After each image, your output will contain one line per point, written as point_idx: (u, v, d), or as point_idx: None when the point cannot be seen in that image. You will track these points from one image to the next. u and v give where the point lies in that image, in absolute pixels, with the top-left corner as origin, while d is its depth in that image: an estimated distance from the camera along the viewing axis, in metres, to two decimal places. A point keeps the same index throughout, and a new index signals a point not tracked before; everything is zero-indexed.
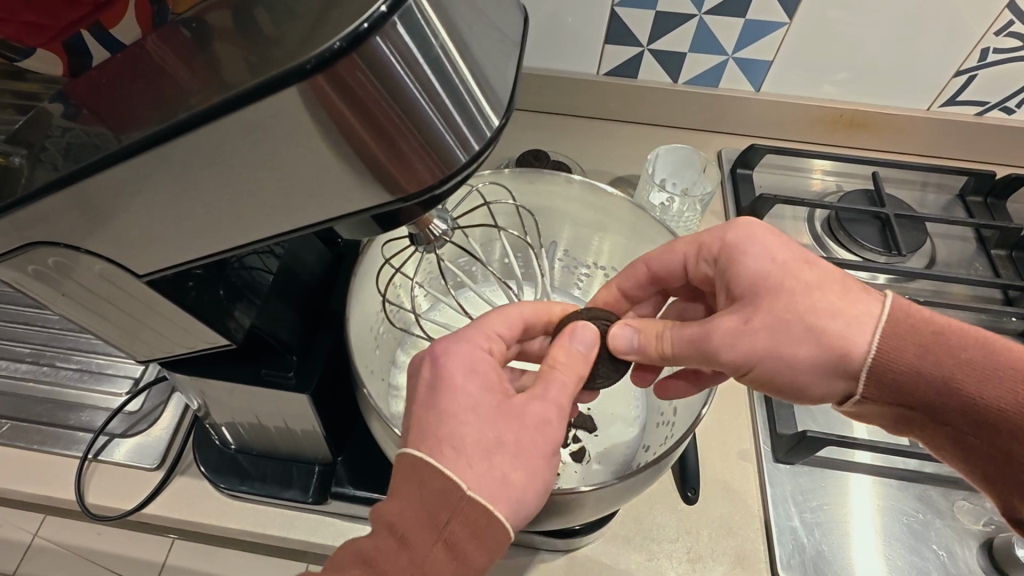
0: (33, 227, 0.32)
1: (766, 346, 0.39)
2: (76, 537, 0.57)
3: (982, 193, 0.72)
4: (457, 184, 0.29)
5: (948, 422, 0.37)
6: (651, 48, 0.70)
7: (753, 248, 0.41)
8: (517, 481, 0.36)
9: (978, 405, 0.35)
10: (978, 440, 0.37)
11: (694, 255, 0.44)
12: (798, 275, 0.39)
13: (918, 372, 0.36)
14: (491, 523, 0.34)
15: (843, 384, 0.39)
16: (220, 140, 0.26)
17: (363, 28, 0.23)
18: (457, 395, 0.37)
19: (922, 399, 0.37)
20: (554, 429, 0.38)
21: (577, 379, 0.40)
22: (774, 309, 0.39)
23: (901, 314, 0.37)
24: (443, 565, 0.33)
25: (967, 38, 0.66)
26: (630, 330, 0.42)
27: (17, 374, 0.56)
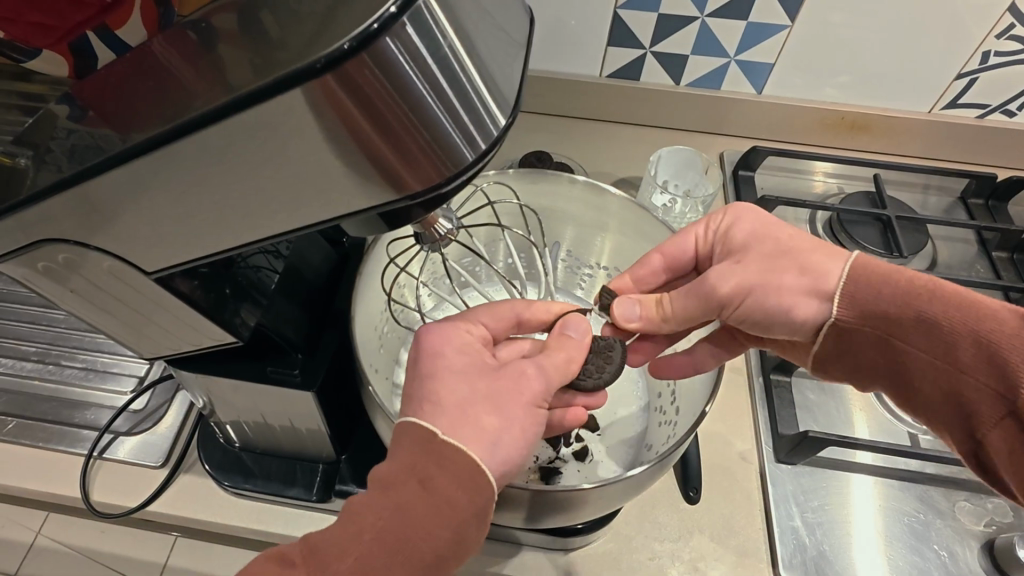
0: (42, 225, 0.32)
1: (757, 279, 0.42)
2: (80, 536, 0.57)
3: (983, 195, 0.72)
4: (463, 182, 0.29)
5: (907, 339, 0.38)
6: (654, 51, 0.70)
7: (745, 218, 0.44)
8: (490, 424, 0.35)
9: (931, 314, 0.37)
10: (931, 365, 0.38)
11: (699, 235, 0.46)
12: (783, 231, 0.43)
13: (879, 287, 0.39)
14: (465, 461, 0.34)
15: (819, 309, 0.41)
16: (229, 138, 0.26)
17: (372, 28, 0.24)
18: (439, 357, 0.38)
19: (881, 314, 0.39)
20: (532, 383, 0.38)
21: (565, 355, 0.40)
22: (766, 252, 0.42)
23: (866, 257, 0.41)
24: (419, 505, 0.33)
25: (968, 41, 0.66)
26: (631, 301, 0.44)
27: (23, 372, 0.57)
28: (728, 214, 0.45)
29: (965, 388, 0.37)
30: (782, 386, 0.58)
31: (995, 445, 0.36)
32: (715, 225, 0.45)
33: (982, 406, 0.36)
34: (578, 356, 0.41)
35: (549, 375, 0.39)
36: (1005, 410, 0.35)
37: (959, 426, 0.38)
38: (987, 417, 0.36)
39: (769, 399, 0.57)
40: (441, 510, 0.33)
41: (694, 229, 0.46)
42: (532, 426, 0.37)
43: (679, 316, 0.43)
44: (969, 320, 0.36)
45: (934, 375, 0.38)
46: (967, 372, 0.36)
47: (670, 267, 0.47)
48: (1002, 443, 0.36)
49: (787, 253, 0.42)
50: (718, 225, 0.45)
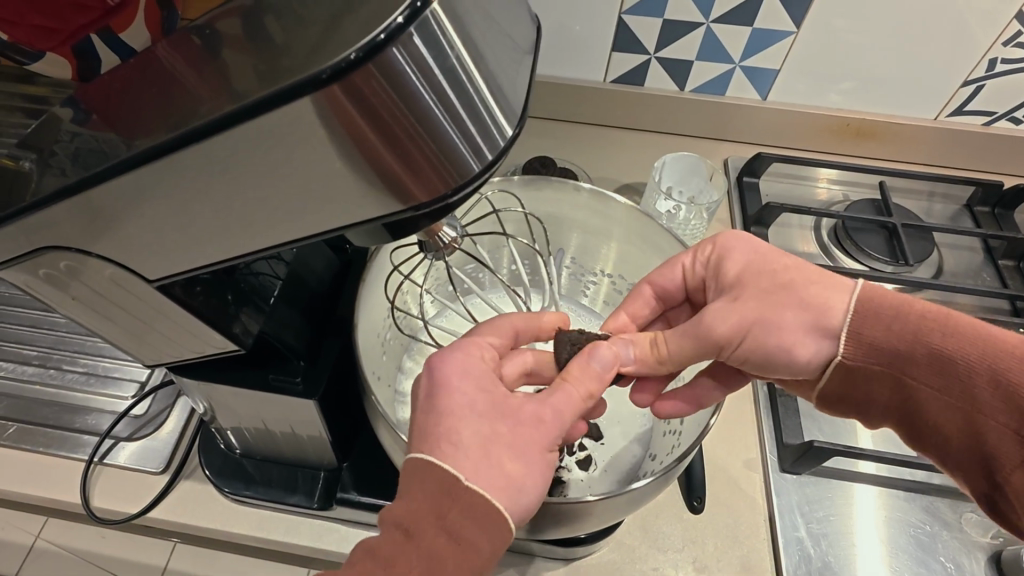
0: (42, 231, 0.32)
1: (754, 316, 0.41)
2: (79, 540, 0.57)
3: (989, 203, 0.72)
4: (470, 193, 0.29)
5: (920, 378, 0.38)
6: (658, 57, 0.70)
7: (736, 251, 0.44)
8: (515, 473, 0.35)
9: (945, 349, 0.38)
10: (947, 404, 0.38)
11: (688, 266, 0.46)
12: (775, 264, 0.42)
13: (889, 326, 0.39)
14: (489, 509, 0.34)
15: (825, 347, 0.41)
16: (232, 147, 0.26)
17: (379, 39, 0.24)
18: (454, 396, 0.37)
19: (893, 353, 0.39)
20: (551, 430, 0.37)
21: (586, 393, 0.39)
22: (760, 289, 0.42)
23: (867, 288, 0.41)
24: (447, 555, 0.32)
25: (974, 48, 0.66)
26: (625, 343, 0.43)
27: (23, 376, 0.56)
28: (715, 244, 0.45)
29: (984, 427, 0.37)
30: (786, 395, 0.57)
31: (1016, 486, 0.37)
32: (704, 256, 0.45)
33: (1002, 445, 0.37)
34: (599, 392, 0.40)
35: (568, 419, 0.38)
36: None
37: (977, 465, 0.39)
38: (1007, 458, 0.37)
39: (773, 408, 0.56)
40: (468, 559, 0.33)
41: (684, 257, 0.46)
42: (551, 472, 0.37)
43: (675, 356, 0.42)
44: (987, 358, 0.37)
45: (949, 413, 0.38)
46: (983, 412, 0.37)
47: (664, 294, 0.47)
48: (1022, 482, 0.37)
49: (785, 287, 0.41)
50: (707, 256, 0.45)
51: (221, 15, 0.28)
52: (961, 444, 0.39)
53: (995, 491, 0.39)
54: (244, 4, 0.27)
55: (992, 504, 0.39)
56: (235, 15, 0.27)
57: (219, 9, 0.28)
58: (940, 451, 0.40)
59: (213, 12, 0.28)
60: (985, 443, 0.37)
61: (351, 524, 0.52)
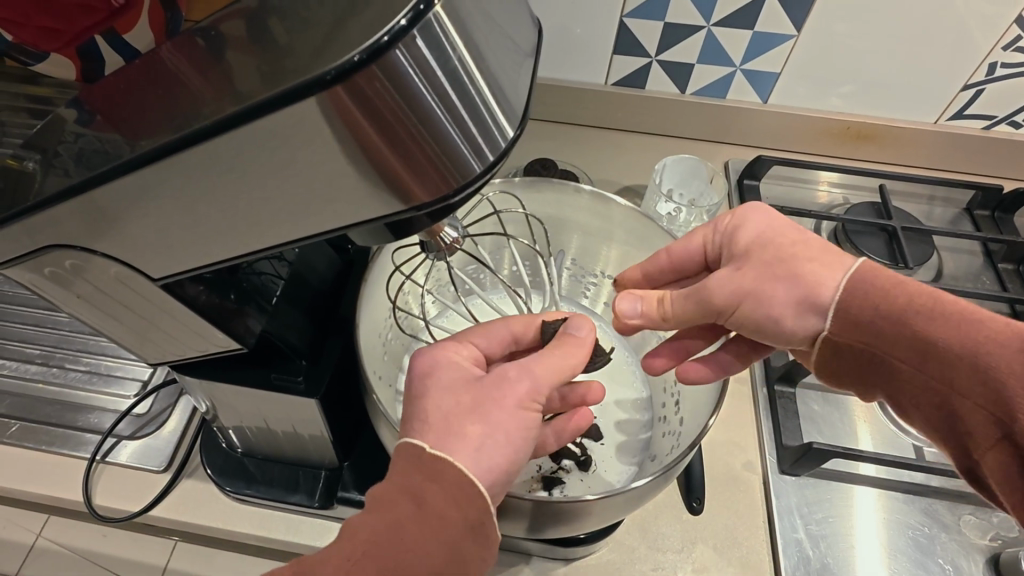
0: (47, 230, 0.32)
1: (752, 285, 0.42)
2: (81, 539, 0.57)
3: (989, 207, 0.72)
4: (472, 193, 0.29)
5: (901, 358, 0.38)
6: (659, 59, 0.70)
7: (750, 223, 0.44)
8: (473, 434, 0.35)
9: (926, 330, 0.37)
10: (928, 385, 0.38)
11: (706, 236, 0.46)
12: (785, 236, 0.42)
13: (872, 304, 0.39)
14: (452, 473, 0.34)
15: (812, 322, 0.41)
16: (235, 147, 0.26)
17: (382, 41, 0.24)
18: (427, 378, 0.38)
19: (879, 332, 0.38)
20: (516, 386, 0.37)
21: (565, 354, 0.39)
22: (764, 258, 0.42)
23: (866, 264, 0.40)
24: (415, 522, 0.32)
25: (975, 52, 0.66)
26: (634, 298, 0.43)
27: (26, 374, 0.57)
28: (735, 214, 0.45)
29: (961, 409, 0.37)
30: (786, 396, 0.57)
31: (990, 469, 0.36)
32: (723, 225, 0.45)
33: (977, 428, 0.36)
34: (580, 354, 0.40)
35: (537, 374, 0.38)
36: (1000, 435, 0.35)
37: (955, 447, 0.38)
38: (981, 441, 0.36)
39: (773, 410, 0.57)
40: (434, 524, 0.32)
41: (701, 229, 0.47)
42: (523, 430, 0.36)
43: (678, 316, 0.43)
44: (970, 344, 0.36)
45: (929, 394, 0.38)
46: (962, 394, 0.36)
47: (679, 264, 0.47)
48: (994, 464, 0.36)
49: (788, 258, 0.41)
50: (726, 225, 0.45)
51: (225, 16, 0.28)
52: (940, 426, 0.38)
53: (973, 472, 0.38)
54: (247, 6, 0.28)
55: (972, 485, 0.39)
56: (238, 17, 0.28)
57: (223, 11, 0.28)
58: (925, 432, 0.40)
59: (218, 14, 0.28)
60: (961, 425, 0.37)
61: None
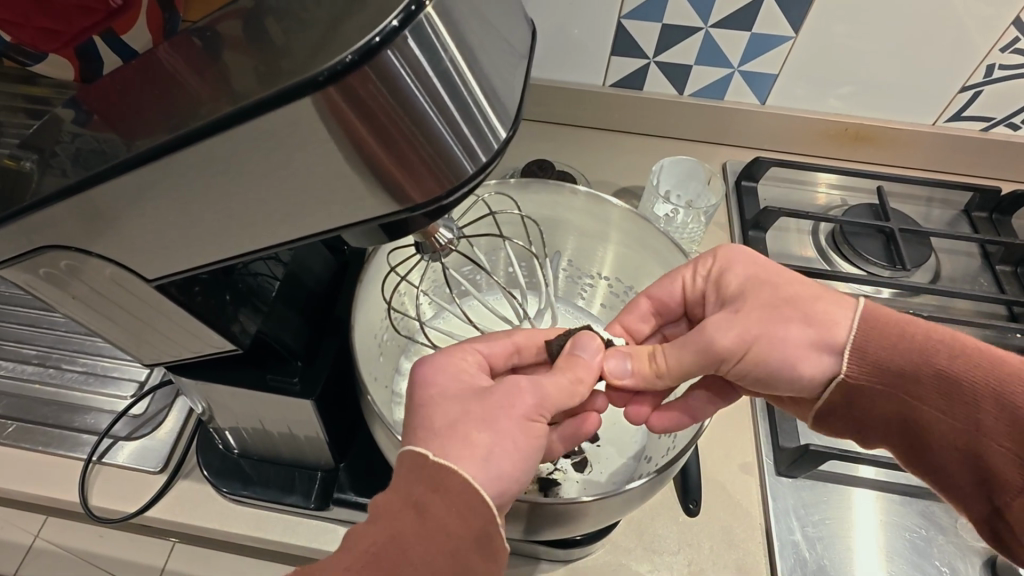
0: (43, 230, 0.32)
1: (761, 328, 0.41)
2: (77, 539, 0.57)
3: (987, 208, 0.72)
4: (466, 194, 0.29)
5: (926, 399, 0.39)
6: (657, 61, 0.70)
7: (737, 267, 0.44)
8: (479, 442, 0.35)
9: (951, 371, 0.38)
10: (949, 427, 0.39)
11: (689, 278, 0.46)
12: (779, 280, 0.43)
13: (895, 346, 0.39)
14: (456, 484, 0.33)
15: (830, 363, 0.41)
16: (230, 148, 0.26)
17: (375, 42, 0.24)
18: (429, 387, 0.38)
19: (899, 375, 0.39)
20: (524, 399, 0.37)
21: (574, 377, 0.40)
22: (764, 300, 0.42)
23: (872, 305, 0.41)
24: (417, 532, 0.32)
25: (973, 54, 0.66)
26: (623, 356, 0.43)
27: (23, 375, 0.57)
28: (718, 256, 0.45)
29: (984, 449, 0.38)
30: None
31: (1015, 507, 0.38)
32: (704, 268, 0.45)
33: (1003, 467, 0.37)
34: (587, 376, 0.41)
35: (546, 390, 0.38)
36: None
37: (975, 485, 0.39)
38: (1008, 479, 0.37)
39: (769, 412, 0.57)
40: (436, 535, 0.32)
41: (683, 271, 0.46)
42: (526, 441, 0.37)
43: (673, 371, 0.42)
44: (990, 382, 0.37)
45: (950, 436, 0.39)
46: (984, 434, 0.38)
47: (661, 308, 0.48)
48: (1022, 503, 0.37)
49: (789, 301, 0.41)
50: (708, 269, 0.45)
51: (222, 17, 0.28)
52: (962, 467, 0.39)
53: (993, 511, 0.39)
54: (244, 7, 0.28)
55: (990, 523, 0.40)
56: (235, 17, 0.27)
57: (220, 11, 0.28)
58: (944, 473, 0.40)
59: (215, 14, 0.28)
60: (987, 464, 0.38)
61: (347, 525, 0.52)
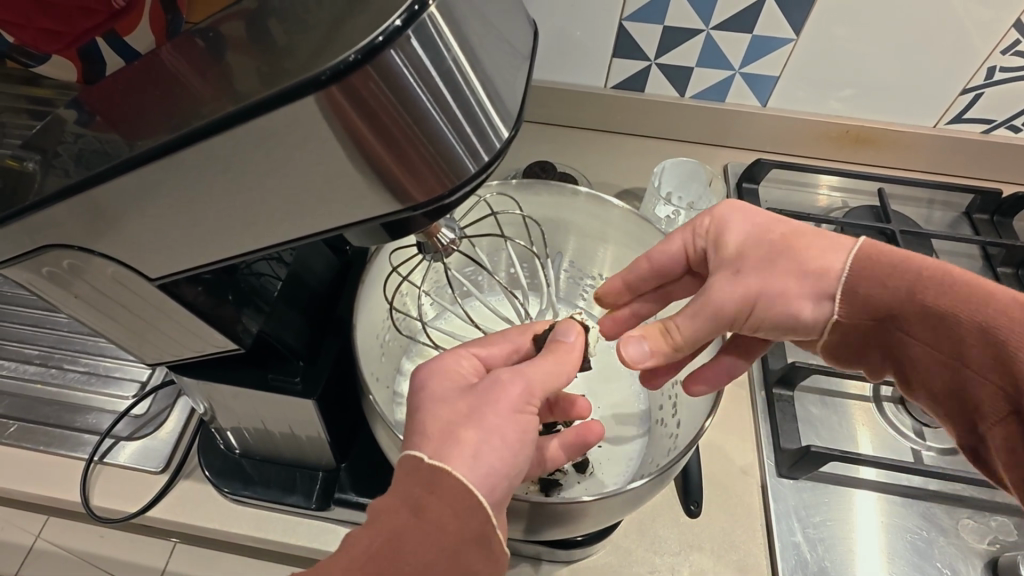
0: (46, 231, 0.32)
1: (760, 284, 0.42)
2: (78, 541, 0.57)
3: (988, 210, 0.72)
4: (467, 193, 0.29)
5: (912, 331, 0.38)
6: (658, 62, 0.70)
7: (732, 225, 0.44)
8: (468, 438, 0.35)
9: (936, 305, 0.37)
10: (934, 359, 0.38)
11: (688, 239, 0.46)
12: (777, 232, 0.43)
13: (885, 278, 0.39)
14: (453, 484, 0.33)
15: (824, 309, 0.41)
16: (232, 148, 0.27)
17: (377, 41, 0.24)
18: (422, 392, 0.38)
19: (886, 308, 0.39)
20: (511, 389, 0.37)
21: (553, 359, 0.40)
22: (761, 255, 0.42)
23: (872, 242, 0.41)
24: (414, 533, 0.32)
25: (973, 56, 0.66)
26: (636, 339, 0.41)
27: (24, 375, 0.57)
28: (712, 215, 0.45)
29: (969, 382, 0.37)
30: (784, 400, 0.57)
31: (995, 440, 0.37)
32: (703, 229, 0.45)
33: (985, 399, 0.36)
34: (569, 359, 0.40)
35: (529, 376, 0.38)
36: (1008, 409, 0.35)
37: (964, 418, 0.38)
38: (990, 414, 0.36)
39: (771, 413, 0.57)
40: (435, 536, 0.32)
41: (681, 234, 0.46)
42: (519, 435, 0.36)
43: (689, 340, 0.41)
44: (978, 315, 0.36)
45: (936, 368, 0.38)
46: (967, 366, 0.36)
47: (660, 270, 0.47)
48: (1000, 437, 0.36)
49: (783, 253, 0.42)
50: (706, 230, 0.45)
51: (224, 17, 0.28)
52: (951, 401, 0.39)
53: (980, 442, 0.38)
54: (247, 8, 0.28)
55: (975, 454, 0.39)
56: (237, 18, 0.28)
57: (223, 12, 0.28)
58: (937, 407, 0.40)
59: (217, 15, 0.28)
60: (971, 398, 0.37)
61: (348, 525, 0.52)
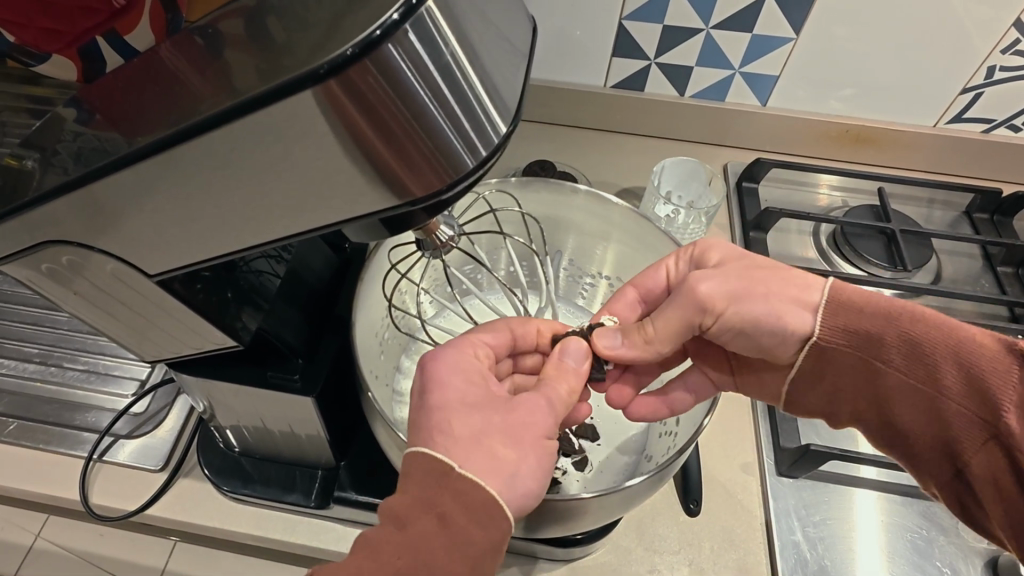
0: (46, 228, 0.32)
1: (742, 288, 0.42)
2: (77, 540, 0.57)
3: (989, 210, 0.72)
4: (464, 190, 0.29)
5: (888, 362, 0.38)
6: (658, 62, 0.70)
7: (716, 246, 0.45)
8: (505, 457, 0.35)
9: (913, 336, 0.37)
10: (910, 388, 0.38)
11: (671, 266, 0.47)
12: (756, 256, 0.44)
13: (858, 309, 0.39)
14: (478, 496, 0.34)
15: (807, 320, 0.41)
16: (232, 143, 0.27)
17: (375, 35, 0.24)
18: (444, 390, 0.38)
19: (861, 337, 0.39)
20: (543, 418, 0.38)
21: (573, 388, 0.40)
22: (742, 269, 0.43)
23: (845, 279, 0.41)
24: (430, 538, 0.32)
25: (974, 55, 0.66)
26: (613, 332, 0.44)
27: (24, 373, 0.57)
28: (697, 246, 0.45)
29: (946, 411, 0.36)
30: None
31: (975, 471, 0.36)
32: (686, 255, 0.46)
33: (964, 428, 0.36)
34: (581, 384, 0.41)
35: (558, 409, 0.39)
36: (991, 439, 0.35)
37: (942, 450, 0.38)
38: (970, 443, 0.36)
39: (770, 412, 0.57)
40: (458, 545, 0.32)
41: (666, 260, 0.47)
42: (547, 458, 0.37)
43: (662, 335, 0.43)
44: (952, 344, 0.36)
45: (911, 398, 0.38)
46: (945, 395, 0.36)
47: (647, 297, 0.48)
48: (983, 467, 0.36)
49: (768, 267, 0.43)
50: (691, 253, 0.46)
51: (223, 15, 0.28)
52: (927, 434, 0.38)
53: (958, 477, 0.38)
54: (246, 5, 0.28)
55: (952, 485, 0.38)
56: (236, 16, 0.28)
57: (221, 10, 0.29)
58: (908, 440, 0.39)
59: (216, 13, 0.29)
60: (949, 428, 0.37)
61: (347, 523, 0.52)
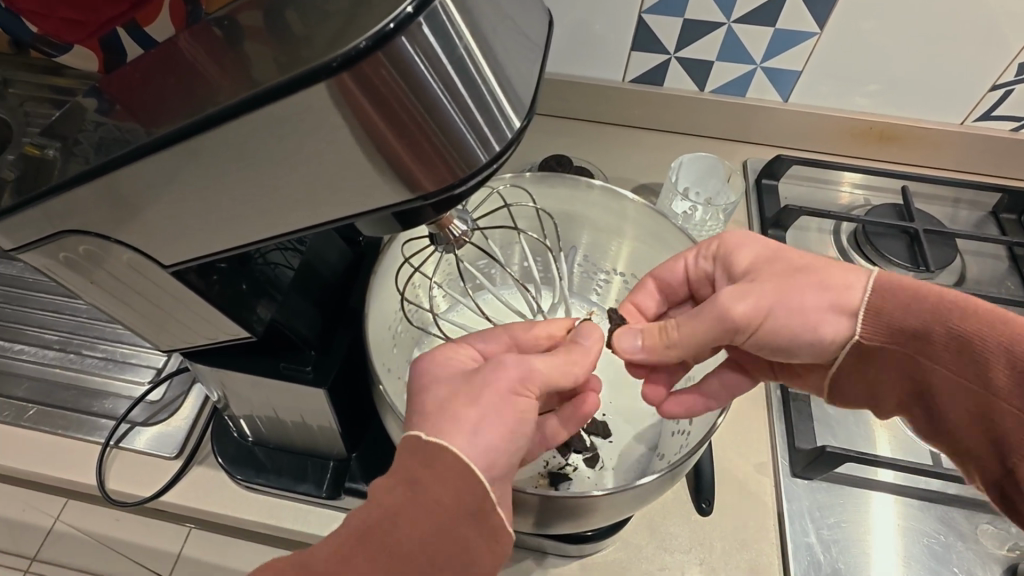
0: (67, 217, 0.33)
1: (776, 299, 0.41)
2: (95, 524, 0.58)
3: (1016, 210, 0.70)
4: (478, 184, 0.29)
5: (935, 357, 0.38)
6: (678, 56, 0.70)
7: (740, 243, 0.44)
8: (465, 415, 0.35)
9: (963, 333, 0.37)
10: (960, 386, 0.37)
11: (693, 260, 0.46)
12: (790, 253, 0.43)
13: (906, 306, 0.39)
14: (445, 457, 0.33)
15: (843, 325, 0.41)
16: (247, 135, 0.27)
17: (389, 27, 0.24)
18: (426, 394, 0.37)
19: (909, 333, 0.39)
20: (508, 371, 0.37)
21: (567, 359, 0.40)
22: (775, 272, 0.42)
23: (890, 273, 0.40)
24: (399, 502, 0.32)
25: (1005, 51, 0.64)
26: (632, 333, 0.43)
27: (45, 360, 0.58)
28: (718, 239, 0.45)
29: (994, 410, 0.36)
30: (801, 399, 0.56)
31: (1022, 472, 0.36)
32: (707, 251, 0.45)
33: (1013, 430, 0.36)
34: (584, 361, 0.40)
35: (532, 364, 0.38)
36: None
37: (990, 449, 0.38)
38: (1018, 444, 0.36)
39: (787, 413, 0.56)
40: (425, 507, 0.32)
41: (687, 254, 0.46)
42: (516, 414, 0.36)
43: (686, 341, 0.41)
44: (1004, 341, 0.36)
45: (960, 395, 0.38)
46: (996, 393, 0.36)
47: (669, 289, 0.48)
48: None
49: (803, 270, 0.41)
50: (712, 250, 0.45)
51: (241, 7, 0.28)
52: (976, 431, 0.38)
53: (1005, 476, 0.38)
54: None
55: (1001, 487, 0.38)
56: (254, 7, 0.28)
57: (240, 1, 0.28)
58: (954, 434, 0.40)
59: (234, 4, 0.28)
60: (998, 427, 0.37)
61: None
